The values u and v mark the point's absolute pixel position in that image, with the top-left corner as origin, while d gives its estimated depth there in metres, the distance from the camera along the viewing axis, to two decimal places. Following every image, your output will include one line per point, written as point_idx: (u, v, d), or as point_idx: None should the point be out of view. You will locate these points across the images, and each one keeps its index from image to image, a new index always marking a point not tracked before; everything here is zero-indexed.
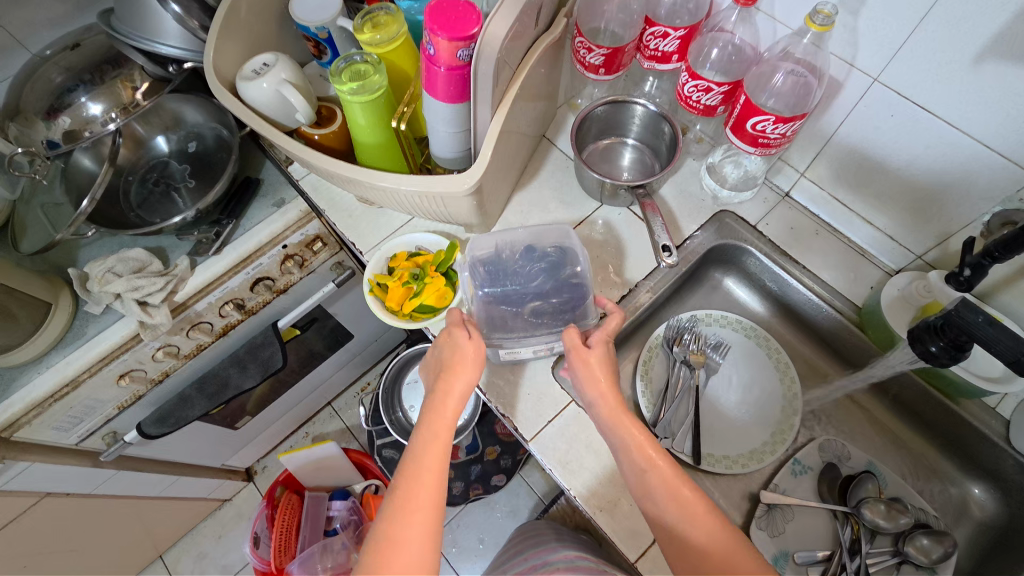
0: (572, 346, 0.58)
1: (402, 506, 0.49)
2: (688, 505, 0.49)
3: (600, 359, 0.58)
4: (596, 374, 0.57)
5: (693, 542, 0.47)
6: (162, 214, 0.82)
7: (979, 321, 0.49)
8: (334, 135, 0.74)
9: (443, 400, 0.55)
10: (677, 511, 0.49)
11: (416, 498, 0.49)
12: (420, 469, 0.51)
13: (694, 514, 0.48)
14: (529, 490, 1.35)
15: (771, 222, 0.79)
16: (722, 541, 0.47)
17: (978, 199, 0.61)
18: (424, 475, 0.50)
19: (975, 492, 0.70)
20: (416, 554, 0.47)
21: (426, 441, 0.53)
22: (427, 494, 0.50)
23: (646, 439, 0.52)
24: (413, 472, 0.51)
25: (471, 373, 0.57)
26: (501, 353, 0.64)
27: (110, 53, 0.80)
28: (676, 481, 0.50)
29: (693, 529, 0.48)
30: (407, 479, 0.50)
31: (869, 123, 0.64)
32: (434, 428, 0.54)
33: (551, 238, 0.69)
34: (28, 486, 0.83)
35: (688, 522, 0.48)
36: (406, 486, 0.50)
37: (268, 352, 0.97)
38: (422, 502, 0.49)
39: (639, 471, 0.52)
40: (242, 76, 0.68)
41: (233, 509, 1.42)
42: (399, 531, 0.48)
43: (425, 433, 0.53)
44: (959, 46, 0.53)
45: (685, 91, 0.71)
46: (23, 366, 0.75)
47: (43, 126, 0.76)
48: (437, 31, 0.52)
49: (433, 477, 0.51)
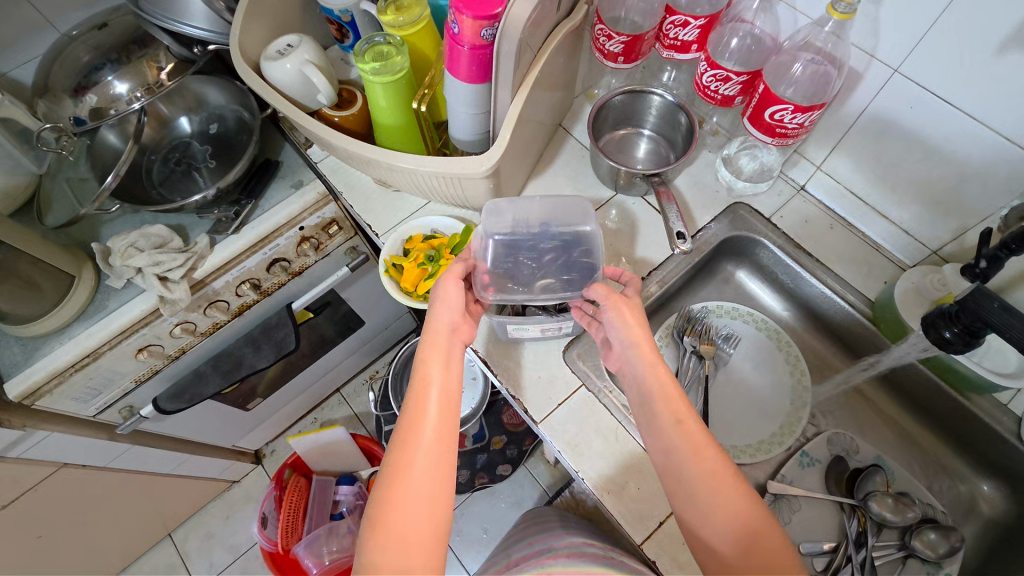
0: (608, 296, 0.59)
1: (408, 445, 0.50)
2: (711, 470, 0.48)
3: (634, 313, 0.58)
4: (635, 323, 0.57)
5: (714, 507, 0.47)
6: (183, 191, 0.84)
7: (993, 308, 0.50)
8: (354, 117, 0.76)
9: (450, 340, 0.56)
10: (704, 479, 0.48)
11: (423, 437, 0.50)
12: (427, 409, 0.52)
13: (718, 482, 0.48)
14: (534, 481, 1.36)
15: (786, 215, 0.79)
16: (741, 517, 0.46)
17: (996, 192, 0.60)
18: (430, 417, 0.51)
19: (984, 489, 0.70)
20: (426, 490, 0.48)
21: (431, 381, 0.54)
22: (433, 433, 0.50)
23: (677, 397, 0.52)
24: (419, 412, 0.52)
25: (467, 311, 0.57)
26: (508, 327, 0.67)
27: (138, 33, 0.83)
28: (703, 445, 0.49)
29: (716, 497, 0.47)
30: (414, 420, 0.51)
31: (889, 115, 0.64)
32: (436, 367, 0.54)
33: (568, 216, 0.68)
34: (46, 455, 0.84)
35: (711, 491, 0.48)
36: (411, 424, 0.51)
37: (282, 333, 0.99)
38: (429, 442, 0.50)
39: (668, 433, 0.51)
40: (267, 56, 0.70)
41: (241, 490, 1.43)
42: (407, 468, 0.49)
43: (428, 374, 0.54)
44: (982, 35, 0.53)
45: (704, 81, 0.71)
46: (46, 336, 0.77)
47: (71, 103, 0.79)
48: (461, 9, 0.53)
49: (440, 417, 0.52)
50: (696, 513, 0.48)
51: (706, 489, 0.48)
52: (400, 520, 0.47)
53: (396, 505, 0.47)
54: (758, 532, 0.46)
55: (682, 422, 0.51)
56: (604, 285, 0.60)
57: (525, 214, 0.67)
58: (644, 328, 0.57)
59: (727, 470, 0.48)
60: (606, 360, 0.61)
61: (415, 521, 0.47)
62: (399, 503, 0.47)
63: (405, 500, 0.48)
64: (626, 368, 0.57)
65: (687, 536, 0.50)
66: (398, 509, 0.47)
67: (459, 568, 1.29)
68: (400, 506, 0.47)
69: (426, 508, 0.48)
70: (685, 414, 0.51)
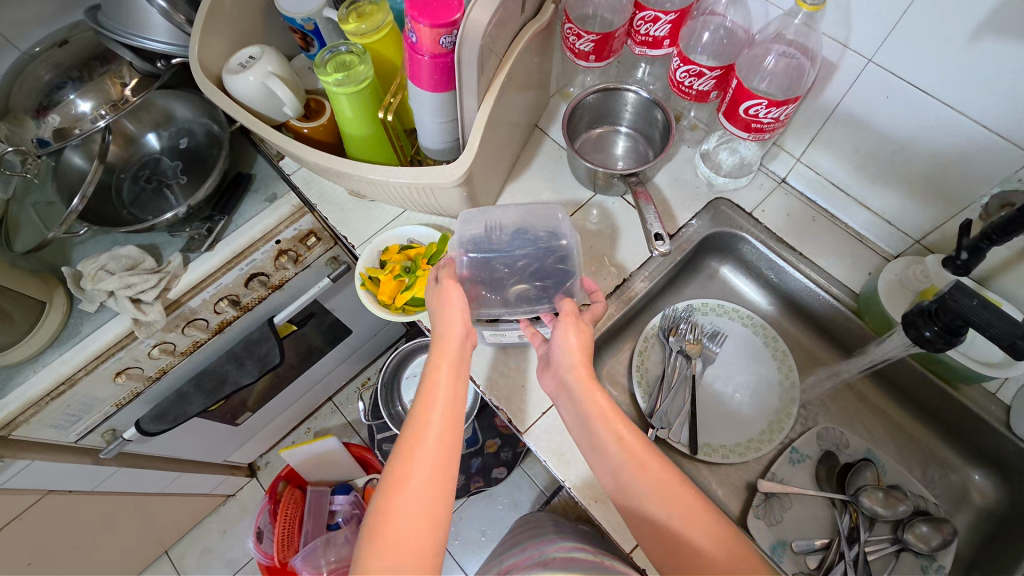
0: (565, 313, 0.59)
1: (407, 452, 0.49)
2: (665, 480, 0.49)
3: (579, 334, 0.58)
4: (574, 344, 0.57)
5: (666, 516, 0.48)
6: (154, 210, 0.82)
7: (974, 304, 0.49)
8: (322, 128, 0.74)
9: (448, 345, 0.55)
10: (655, 493, 0.49)
11: (421, 444, 0.50)
12: (425, 416, 0.51)
13: (674, 492, 0.49)
14: (531, 483, 1.35)
15: (768, 210, 0.77)
16: (695, 525, 0.47)
17: (977, 181, 0.59)
18: (430, 424, 0.51)
19: (976, 478, 0.69)
20: (422, 496, 0.47)
21: (429, 388, 0.53)
22: (433, 440, 0.50)
23: (618, 418, 0.53)
24: (417, 420, 0.51)
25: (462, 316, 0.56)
26: (484, 332, 0.64)
27: (99, 49, 0.80)
28: (649, 460, 0.51)
29: (672, 508, 0.48)
30: (412, 429, 0.51)
31: (865, 104, 0.63)
32: (434, 375, 0.54)
33: (544, 221, 0.67)
34: (29, 484, 0.83)
35: (663, 505, 0.48)
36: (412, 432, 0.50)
37: (265, 348, 0.97)
38: (428, 450, 0.49)
39: (613, 451, 0.52)
40: (229, 69, 0.68)
41: (237, 504, 1.43)
42: (405, 475, 0.48)
43: (425, 383, 0.54)
44: (954, 23, 0.51)
45: (677, 77, 0.69)
46: (20, 364, 0.76)
47: (33, 125, 0.76)
48: (418, 18, 0.51)
49: (440, 423, 0.51)
50: (650, 523, 0.49)
51: (659, 500, 0.49)
52: (399, 528, 0.46)
53: (394, 511, 0.46)
54: (722, 537, 0.46)
55: (623, 441, 0.52)
56: (567, 300, 0.61)
57: (494, 216, 0.67)
58: (585, 354, 0.57)
59: (679, 481, 0.50)
60: (540, 380, 0.61)
61: (414, 529, 0.46)
62: (397, 510, 0.46)
63: (403, 507, 0.47)
64: (564, 389, 0.57)
65: (644, 549, 0.50)
66: (396, 516, 0.46)
67: (459, 572, 1.28)
68: (398, 512, 0.46)
69: (426, 515, 0.46)
70: (626, 432, 0.52)
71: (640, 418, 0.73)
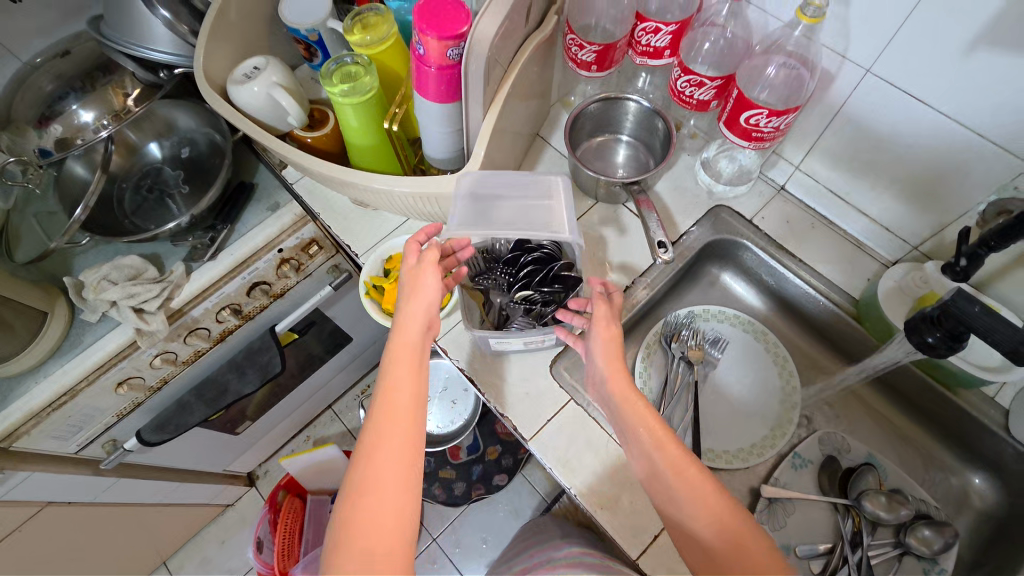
0: (596, 318, 0.58)
1: (374, 449, 0.49)
2: (681, 472, 0.49)
3: (614, 339, 0.57)
4: (610, 348, 0.57)
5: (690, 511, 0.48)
6: (157, 220, 0.82)
7: (975, 311, 0.50)
8: (327, 137, 0.74)
9: (409, 328, 0.55)
10: (688, 496, 0.48)
11: (388, 441, 0.50)
12: (392, 409, 0.51)
13: (707, 497, 0.48)
14: (532, 489, 1.34)
15: (767, 217, 0.78)
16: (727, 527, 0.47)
17: (974, 188, 0.60)
18: (396, 418, 0.51)
19: (976, 482, 0.70)
20: (391, 493, 0.47)
21: (395, 377, 0.53)
22: (400, 435, 0.50)
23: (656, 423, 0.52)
24: (384, 416, 0.51)
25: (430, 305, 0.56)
26: (491, 340, 0.63)
27: (101, 60, 0.80)
28: (684, 465, 0.50)
29: (700, 508, 0.48)
30: (378, 424, 0.51)
31: (864, 114, 0.64)
32: (400, 365, 0.54)
33: (546, 215, 0.64)
34: (29, 495, 0.82)
35: (696, 509, 0.48)
36: (379, 427, 0.50)
37: (266, 357, 0.98)
38: (393, 446, 0.49)
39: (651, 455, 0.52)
40: (233, 79, 0.68)
41: (236, 513, 1.42)
42: (372, 474, 0.48)
43: (390, 368, 0.54)
44: (951, 35, 0.53)
45: (678, 86, 0.71)
46: (21, 376, 0.75)
47: (35, 134, 0.76)
48: (426, 30, 0.51)
49: (405, 417, 0.51)
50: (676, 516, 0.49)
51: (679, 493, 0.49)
52: (369, 525, 0.46)
53: (365, 512, 0.47)
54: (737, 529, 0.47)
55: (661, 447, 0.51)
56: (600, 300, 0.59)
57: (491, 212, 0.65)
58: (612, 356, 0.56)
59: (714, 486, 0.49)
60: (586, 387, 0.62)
61: (385, 524, 0.46)
62: (366, 507, 0.47)
63: (373, 505, 0.47)
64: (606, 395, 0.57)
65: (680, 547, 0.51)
66: (365, 513, 0.47)
67: None
68: (368, 509, 0.47)
69: (393, 511, 0.47)
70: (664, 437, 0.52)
71: None
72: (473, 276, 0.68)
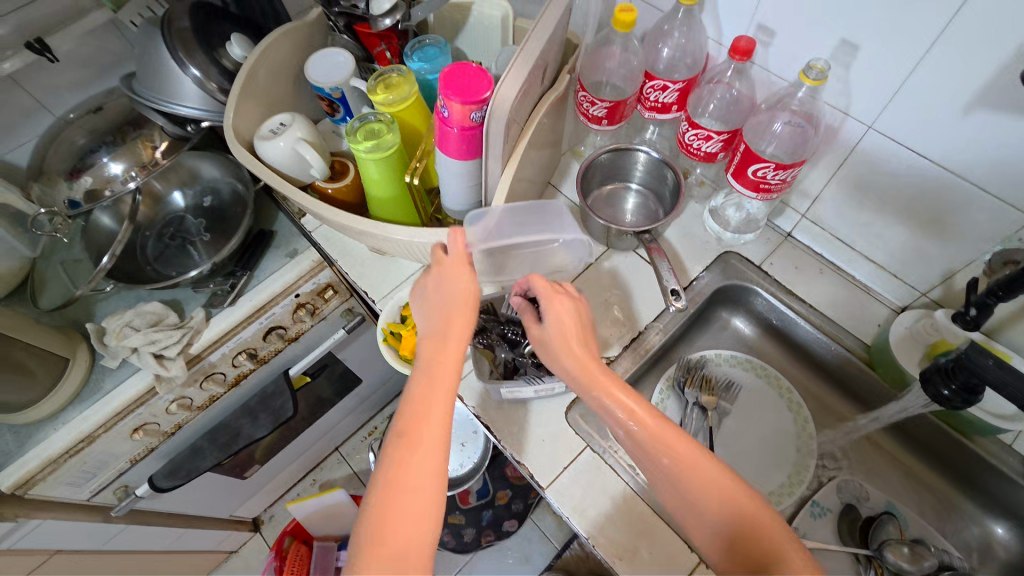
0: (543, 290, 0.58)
1: (408, 448, 0.47)
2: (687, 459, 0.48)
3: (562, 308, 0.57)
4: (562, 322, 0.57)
5: (696, 514, 0.47)
6: (178, 266, 0.84)
7: (988, 364, 0.50)
8: (347, 188, 0.77)
9: (449, 325, 0.54)
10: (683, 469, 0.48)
11: (423, 440, 0.47)
12: (427, 407, 0.49)
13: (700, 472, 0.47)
14: (543, 535, 1.32)
15: (776, 262, 0.80)
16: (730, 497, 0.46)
17: (978, 239, 0.62)
18: (431, 412, 0.49)
19: (998, 532, 0.69)
20: (422, 488, 0.46)
21: (431, 372, 0.51)
22: (433, 437, 0.48)
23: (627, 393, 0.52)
24: (416, 415, 0.49)
25: (468, 319, 0.55)
26: (503, 389, 0.66)
27: (133, 115, 0.83)
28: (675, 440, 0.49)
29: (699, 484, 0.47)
30: (412, 417, 0.49)
31: (868, 166, 0.66)
32: (435, 364, 0.52)
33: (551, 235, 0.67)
34: (38, 544, 0.81)
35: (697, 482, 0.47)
36: (414, 419, 0.48)
37: (278, 402, 1.00)
38: (428, 440, 0.47)
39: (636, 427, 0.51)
40: (260, 135, 0.72)
41: (240, 560, 1.39)
42: (405, 476, 0.46)
43: (427, 360, 0.52)
44: (948, 96, 0.55)
45: (686, 139, 0.74)
46: (39, 423, 0.76)
47: (65, 186, 0.77)
48: (450, 95, 0.54)
49: (440, 415, 0.49)
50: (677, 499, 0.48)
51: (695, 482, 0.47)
52: (397, 524, 0.44)
53: (395, 505, 0.45)
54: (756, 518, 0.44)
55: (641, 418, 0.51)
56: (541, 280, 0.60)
57: (507, 266, 0.70)
58: (572, 341, 0.56)
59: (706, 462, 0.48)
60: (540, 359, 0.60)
61: (413, 526, 0.44)
62: (396, 503, 0.45)
63: (403, 498, 0.45)
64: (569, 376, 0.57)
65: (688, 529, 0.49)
66: (394, 520, 0.44)
67: None
68: (399, 514, 0.44)
69: (421, 508, 0.45)
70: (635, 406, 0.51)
71: None
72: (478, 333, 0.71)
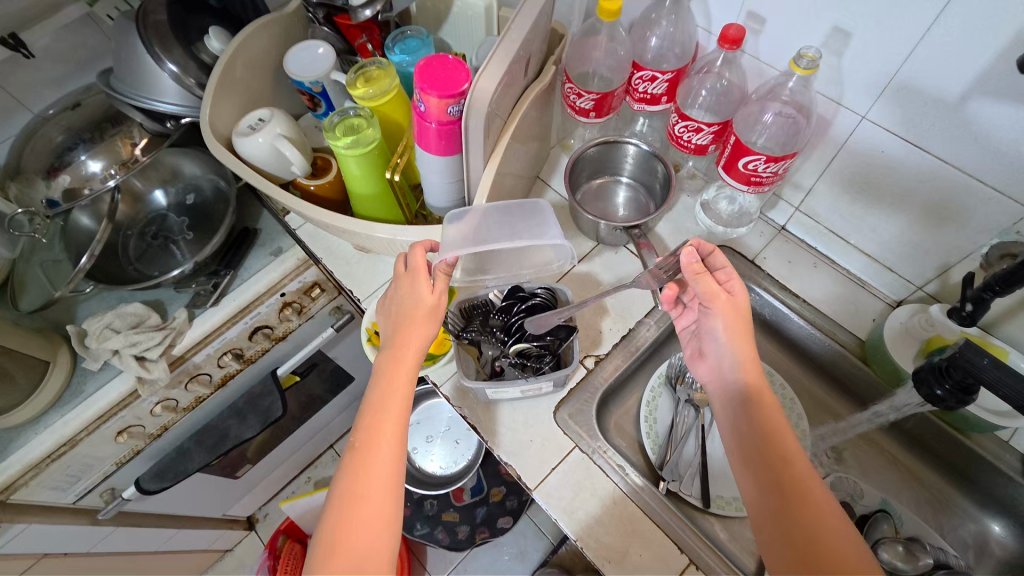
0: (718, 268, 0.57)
1: (363, 463, 0.48)
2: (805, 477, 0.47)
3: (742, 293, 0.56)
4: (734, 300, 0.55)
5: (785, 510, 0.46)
6: (161, 266, 0.83)
7: (984, 364, 0.49)
8: (330, 185, 0.75)
9: (407, 340, 0.54)
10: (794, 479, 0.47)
11: (378, 459, 0.48)
12: (382, 425, 0.50)
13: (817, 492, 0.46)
14: (539, 531, 1.31)
15: (769, 256, 0.79)
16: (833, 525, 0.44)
17: (974, 232, 0.60)
18: (386, 431, 0.49)
19: (994, 529, 0.68)
20: (379, 508, 0.47)
21: (386, 389, 0.52)
22: (388, 455, 0.48)
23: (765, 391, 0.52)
24: (372, 427, 0.50)
25: (428, 330, 0.54)
26: (488, 392, 0.64)
27: (110, 111, 0.81)
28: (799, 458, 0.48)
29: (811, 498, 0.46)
30: (367, 435, 0.49)
31: (862, 157, 0.64)
32: (391, 380, 0.52)
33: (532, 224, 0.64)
34: (24, 548, 0.80)
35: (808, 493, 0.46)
36: (369, 439, 0.49)
37: (267, 401, 0.99)
38: (383, 458, 0.48)
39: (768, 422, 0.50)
40: (238, 131, 0.69)
41: (234, 559, 1.38)
42: (362, 488, 0.47)
43: (383, 377, 0.52)
44: (945, 84, 0.53)
45: (676, 131, 0.72)
46: (21, 427, 0.75)
47: (44, 184, 0.76)
48: (427, 89, 0.53)
49: (395, 428, 0.50)
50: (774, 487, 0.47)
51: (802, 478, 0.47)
52: (355, 544, 0.45)
53: (352, 527, 0.46)
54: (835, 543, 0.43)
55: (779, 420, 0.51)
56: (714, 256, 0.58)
57: (490, 263, 0.69)
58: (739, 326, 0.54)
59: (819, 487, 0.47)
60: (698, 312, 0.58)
61: (370, 545, 0.45)
62: (354, 523, 0.46)
63: (360, 519, 0.46)
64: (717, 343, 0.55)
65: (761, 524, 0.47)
66: (351, 538, 0.45)
67: None
68: (356, 527, 0.46)
69: (379, 527, 0.46)
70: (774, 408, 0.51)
71: (651, 471, 0.71)
72: (457, 332, 0.67)
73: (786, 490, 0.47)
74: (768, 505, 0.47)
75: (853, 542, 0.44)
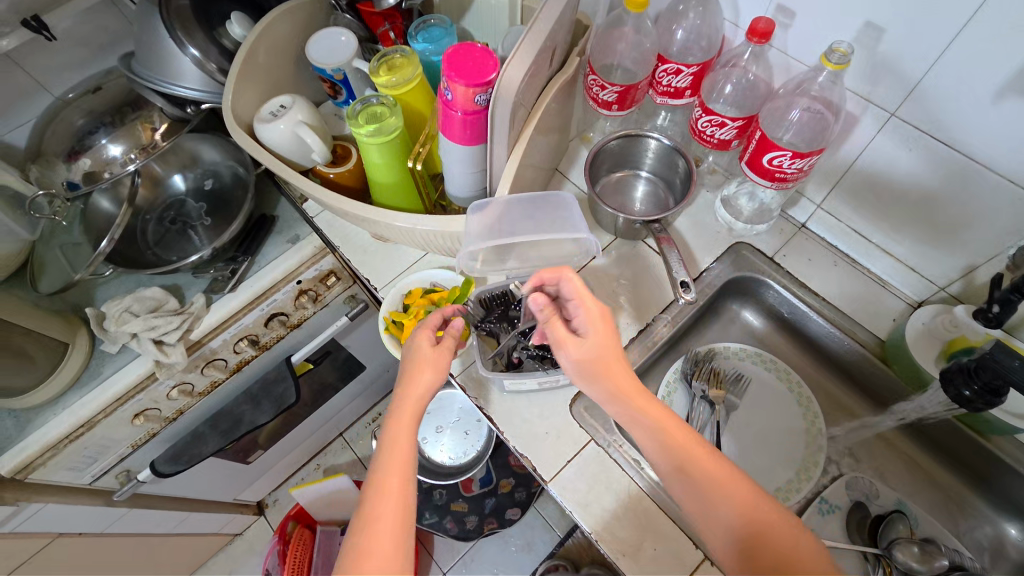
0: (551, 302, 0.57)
1: (369, 519, 0.47)
2: (718, 474, 0.49)
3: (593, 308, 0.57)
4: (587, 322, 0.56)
5: (716, 517, 0.48)
6: (179, 251, 0.83)
7: (1014, 366, 0.49)
8: (349, 173, 0.75)
9: (410, 395, 0.55)
10: (711, 486, 0.48)
11: (385, 510, 0.47)
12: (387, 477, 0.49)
13: (730, 487, 0.48)
14: (545, 524, 1.31)
15: (789, 254, 0.78)
16: (758, 512, 0.47)
17: (1002, 233, 0.59)
18: (392, 483, 0.49)
19: (1011, 532, 0.67)
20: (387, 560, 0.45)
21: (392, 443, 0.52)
22: (393, 507, 0.47)
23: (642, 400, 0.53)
24: (380, 474, 0.50)
25: (435, 378, 0.56)
26: (506, 382, 0.64)
27: (131, 95, 0.81)
28: (704, 457, 0.50)
29: (730, 496, 0.48)
30: (374, 489, 0.49)
31: (887, 155, 0.64)
32: (396, 434, 0.52)
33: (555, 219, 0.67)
34: (39, 527, 0.81)
35: (727, 491, 0.48)
36: (375, 492, 0.48)
37: (281, 388, 0.98)
38: (389, 510, 0.47)
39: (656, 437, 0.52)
40: (260, 118, 0.69)
41: (244, 543, 1.40)
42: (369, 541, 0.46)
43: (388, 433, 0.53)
44: (978, 81, 0.52)
45: (699, 125, 0.71)
46: (40, 407, 0.75)
47: (64, 167, 0.79)
48: (454, 77, 0.53)
49: (399, 478, 0.49)
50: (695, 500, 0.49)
51: (711, 496, 0.48)
52: None
53: None
54: (772, 528, 0.46)
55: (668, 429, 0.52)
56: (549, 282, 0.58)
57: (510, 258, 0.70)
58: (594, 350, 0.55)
59: (733, 474, 0.49)
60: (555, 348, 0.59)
61: None
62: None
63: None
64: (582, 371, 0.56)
65: (706, 531, 0.49)
66: None
67: None
68: None
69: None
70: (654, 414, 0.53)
71: None
72: (476, 321, 0.68)
73: (710, 496, 0.48)
74: (702, 517, 0.49)
75: (787, 528, 0.46)
